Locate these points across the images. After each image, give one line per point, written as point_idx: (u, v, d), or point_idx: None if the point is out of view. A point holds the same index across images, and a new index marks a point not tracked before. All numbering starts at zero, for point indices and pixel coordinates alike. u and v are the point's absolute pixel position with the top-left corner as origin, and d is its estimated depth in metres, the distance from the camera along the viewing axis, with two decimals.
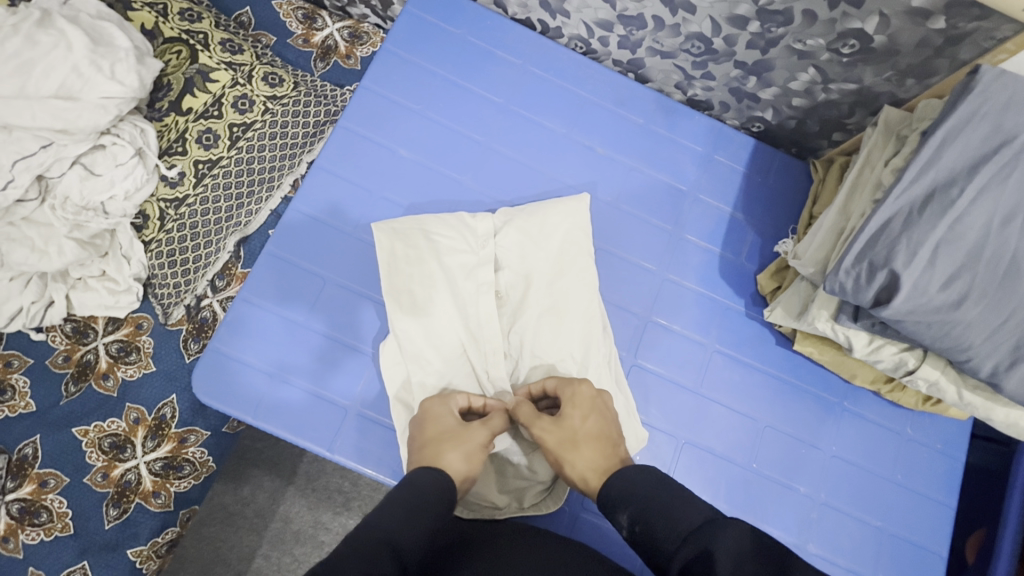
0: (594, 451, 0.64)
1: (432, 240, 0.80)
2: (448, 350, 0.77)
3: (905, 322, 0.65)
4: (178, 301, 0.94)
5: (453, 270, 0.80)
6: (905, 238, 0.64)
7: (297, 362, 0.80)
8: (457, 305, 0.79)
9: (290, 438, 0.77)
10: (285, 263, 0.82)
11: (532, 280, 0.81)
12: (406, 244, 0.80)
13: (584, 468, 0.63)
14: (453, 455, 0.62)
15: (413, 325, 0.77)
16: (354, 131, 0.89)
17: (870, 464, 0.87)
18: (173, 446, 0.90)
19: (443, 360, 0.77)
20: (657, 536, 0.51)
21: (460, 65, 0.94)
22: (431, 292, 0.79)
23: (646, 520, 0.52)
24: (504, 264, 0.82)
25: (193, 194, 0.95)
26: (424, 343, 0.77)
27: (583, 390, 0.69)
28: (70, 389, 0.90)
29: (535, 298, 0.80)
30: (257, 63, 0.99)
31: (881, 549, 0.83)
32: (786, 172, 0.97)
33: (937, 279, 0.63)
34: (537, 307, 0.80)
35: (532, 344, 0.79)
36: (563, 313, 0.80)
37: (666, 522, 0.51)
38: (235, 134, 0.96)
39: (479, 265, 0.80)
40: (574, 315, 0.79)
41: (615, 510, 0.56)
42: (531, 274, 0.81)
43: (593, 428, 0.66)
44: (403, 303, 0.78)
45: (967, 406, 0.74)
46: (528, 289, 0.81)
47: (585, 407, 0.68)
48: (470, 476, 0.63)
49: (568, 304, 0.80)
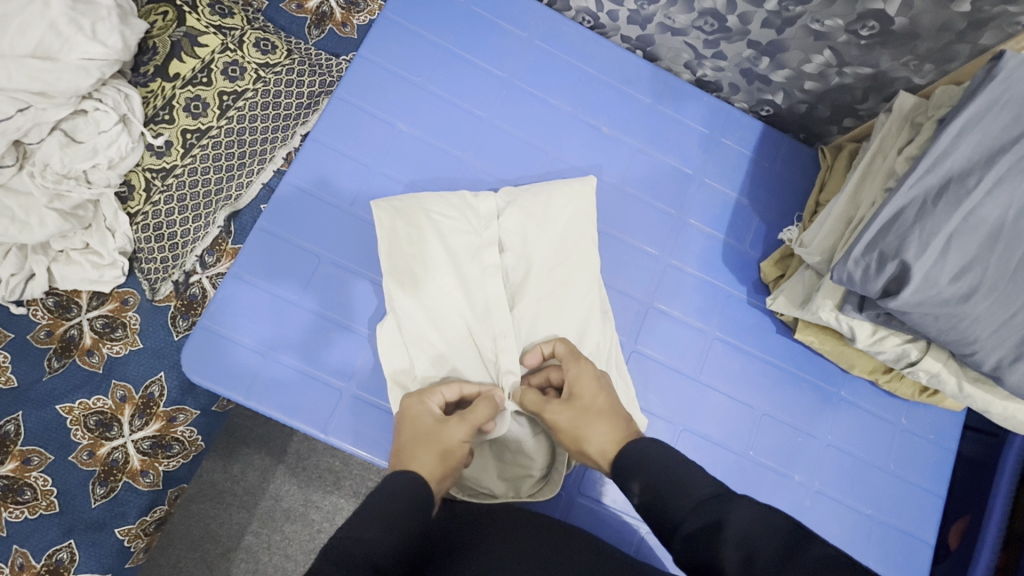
0: (607, 426, 0.63)
1: (434, 219, 0.78)
2: (447, 333, 0.75)
3: (912, 313, 0.64)
4: (165, 277, 0.91)
5: (456, 251, 0.77)
6: (917, 228, 0.62)
7: (288, 339, 0.77)
8: (460, 288, 0.76)
9: (282, 419, 0.75)
10: (278, 239, 0.80)
11: (533, 262, 0.78)
12: (406, 223, 0.77)
13: (600, 443, 0.62)
14: (425, 457, 0.61)
15: (413, 304, 0.75)
16: (350, 103, 0.85)
17: (865, 454, 0.87)
18: (161, 424, 0.88)
19: (446, 339, 0.75)
20: (668, 506, 0.50)
21: (462, 36, 0.90)
22: (432, 274, 0.76)
23: (657, 489, 0.52)
24: (508, 246, 0.79)
25: (181, 165, 0.90)
26: (424, 324, 0.75)
27: (586, 368, 0.68)
28: (53, 364, 0.87)
29: (534, 281, 0.78)
30: (248, 28, 0.94)
31: (871, 537, 0.84)
32: (793, 159, 0.95)
33: (949, 270, 0.62)
34: (538, 291, 0.77)
35: (530, 327, 0.77)
36: (564, 296, 0.78)
37: (676, 492, 0.51)
38: (226, 103, 0.91)
39: (483, 246, 0.78)
40: (574, 300, 0.78)
41: (628, 477, 0.56)
42: (533, 256, 0.78)
43: (604, 405, 0.65)
44: (403, 278, 0.75)
45: (966, 398, 0.73)
46: (530, 272, 0.78)
47: (592, 385, 0.66)
48: (451, 467, 0.62)
49: (569, 288, 0.78)
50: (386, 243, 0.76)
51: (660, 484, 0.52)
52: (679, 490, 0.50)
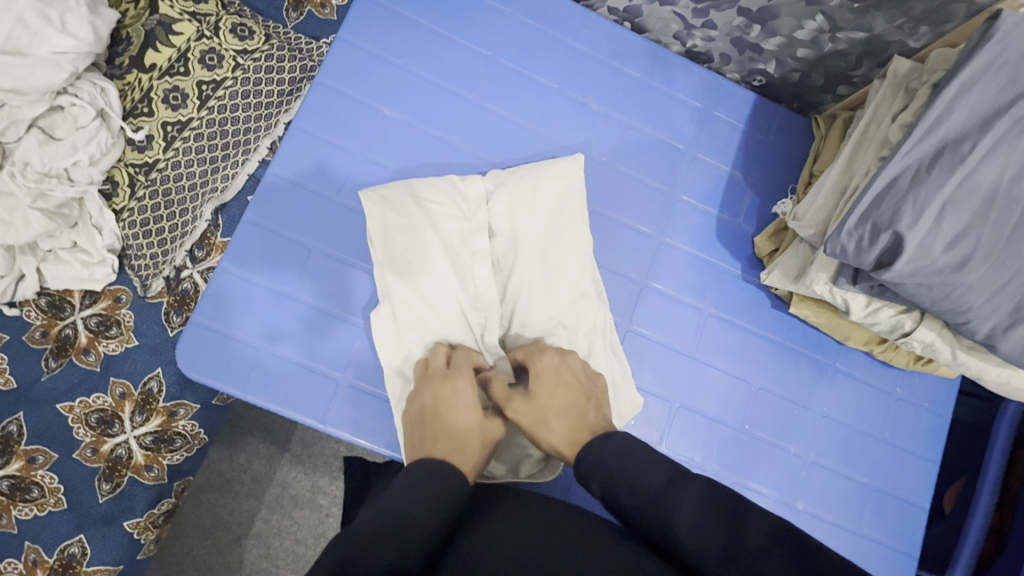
0: (562, 422, 0.64)
1: (424, 205, 0.77)
2: (443, 319, 0.75)
3: (906, 284, 0.64)
4: (156, 274, 0.90)
5: (448, 238, 0.77)
6: (911, 197, 0.62)
7: (283, 331, 0.77)
8: (452, 274, 0.76)
9: (281, 411, 0.76)
10: (265, 231, 0.79)
11: (522, 244, 0.78)
12: (397, 211, 0.76)
13: (556, 439, 0.63)
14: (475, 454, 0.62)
15: (407, 292, 0.74)
16: (332, 89, 0.83)
17: (861, 424, 0.88)
18: (163, 420, 0.88)
19: (441, 324, 0.75)
20: (620, 499, 0.54)
21: (443, 15, 0.87)
22: (425, 261, 0.75)
23: (613, 488, 0.55)
24: (498, 230, 0.79)
25: (163, 159, 0.88)
26: (419, 310, 0.74)
27: (544, 364, 0.70)
28: (51, 364, 0.87)
29: (527, 264, 0.77)
30: (224, 13, 0.90)
31: (868, 505, 0.86)
32: (787, 129, 0.93)
33: (943, 240, 0.61)
34: (531, 275, 0.77)
35: (524, 310, 0.76)
36: (558, 279, 0.77)
37: (627, 487, 0.53)
38: (205, 93, 0.88)
39: (473, 231, 0.77)
40: (568, 282, 0.77)
41: (587, 478, 0.58)
42: (524, 239, 0.78)
43: (561, 401, 0.66)
44: (394, 265, 0.75)
45: (960, 365, 0.73)
46: (520, 256, 0.78)
47: (551, 383, 0.67)
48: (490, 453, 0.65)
49: (563, 270, 0.77)
50: (376, 232, 0.75)
51: (614, 483, 0.55)
52: (632, 483, 0.53)
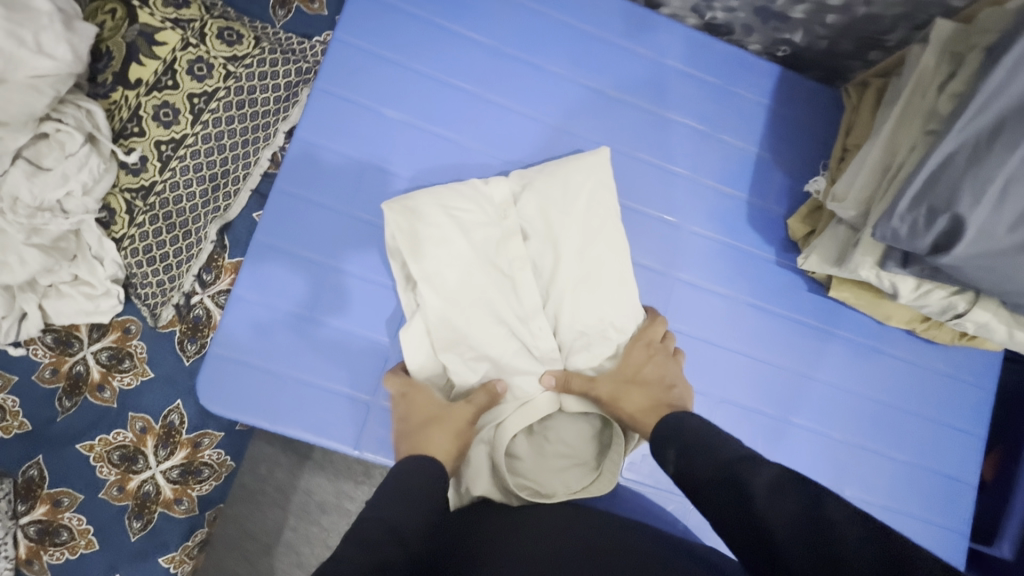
0: (642, 394, 0.67)
1: (454, 212, 0.73)
2: (484, 330, 0.71)
3: (964, 267, 0.61)
4: (165, 301, 0.86)
5: (481, 245, 0.73)
6: (971, 176, 0.58)
7: (308, 357, 0.73)
8: (486, 283, 0.72)
9: (313, 439, 0.73)
10: (278, 253, 0.74)
11: (559, 245, 0.73)
12: (424, 222, 0.72)
13: (634, 409, 0.67)
14: (439, 439, 0.62)
15: (443, 305, 0.71)
16: (333, 94, 0.77)
17: (904, 403, 0.86)
18: (188, 451, 0.86)
19: (481, 338, 0.71)
20: (694, 467, 0.53)
21: (444, 3, 0.81)
22: (459, 270, 0.72)
23: (688, 456, 0.55)
24: (531, 232, 0.75)
25: (160, 181, 0.83)
26: (459, 323, 0.71)
27: (637, 342, 0.72)
28: (65, 404, 0.84)
29: (565, 268, 0.73)
30: (208, 17, 0.84)
31: (915, 485, 0.84)
32: (814, 102, 0.88)
33: (1007, 219, 0.58)
34: (570, 278, 0.73)
35: (568, 316, 0.72)
36: (599, 280, 0.73)
37: (703, 455, 0.53)
38: (197, 106, 0.82)
39: (505, 236, 0.74)
40: (610, 284, 0.73)
41: (663, 446, 0.59)
42: (560, 239, 0.73)
43: (649, 374, 0.70)
44: (431, 279, 0.71)
45: (1015, 343, 0.70)
46: (558, 258, 0.73)
47: (641, 356, 0.71)
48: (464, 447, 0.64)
49: (602, 271, 0.73)
50: (411, 248, 0.70)
51: (690, 452, 0.55)
52: (707, 452, 0.53)
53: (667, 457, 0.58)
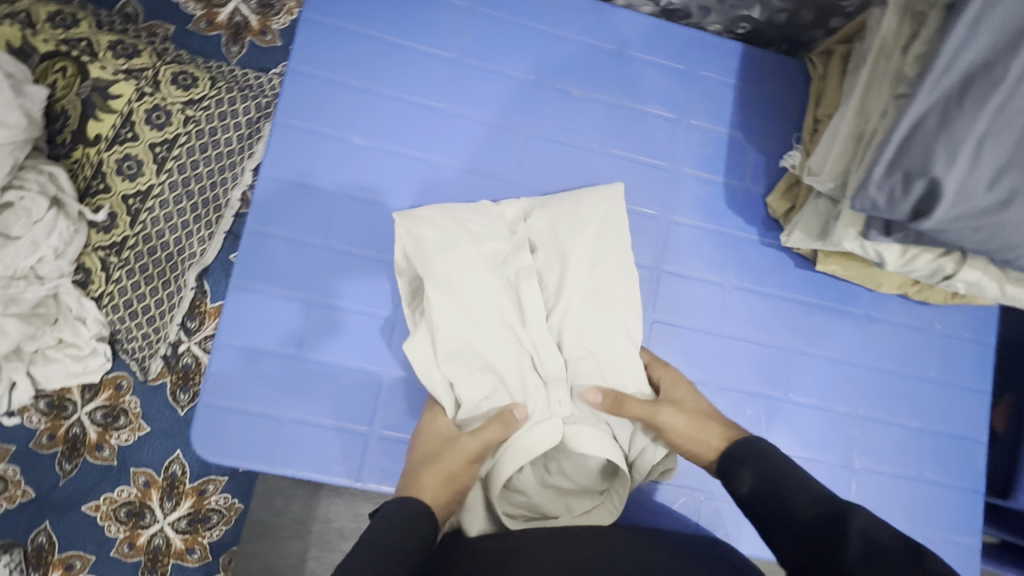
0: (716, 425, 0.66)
1: (467, 228, 0.73)
2: (491, 341, 0.70)
3: (949, 231, 0.59)
4: (152, 353, 0.86)
5: (490, 258, 0.73)
6: (943, 137, 0.56)
7: (302, 396, 0.73)
8: (498, 293, 0.72)
9: (316, 477, 0.72)
10: (257, 294, 0.74)
11: (568, 261, 0.73)
12: (433, 228, 0.71)
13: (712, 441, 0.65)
14: (429, 482, 0.61)
15: (452, 313, 0.69)
16: (295, 127, 0.76)
17: (906, 368, 0.85)
18: (194, 500, 0.86)
19: (488, 347, 0.69)
20: (782, 494, 0.55)
21: (397, 22, 0.80)
22: (468, 280, 0.71)
23: (773, 483, 0.56)
24: (539, 246, 0.75)
25: (133, 235, 0.81)
26: (467, 329, 0.69)
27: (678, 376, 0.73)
28: (65, 467, 0.84)
29: (576, 282, 0.72)
30: (161, 63, 0.81)
31: (925, 449, 0.84)
32: (780, 75, 0.87)
33: (983, 177, 0.56)
34: (580, 294, 0.72)
35: (577, 331, 0.71)
36: (611, 302, 0.72)
37: (797, 487, 0.55)
38: (161, 155, 0.80)
39: (514, 251, 0.74)
40: (622, 307, 0.72)
41: (738, 466, 0.60)
42: (569, 255, 0.73)
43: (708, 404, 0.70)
44: (438, 289, 0.69)
45: (1010, 300, 0.68)
46: (567, 273, 0.73)
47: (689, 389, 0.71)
48: (458, 490, 0.63)
49: (617, 292, 0.72)
50: (423, 262, 0.70)
51: (777, 481, 0.56)
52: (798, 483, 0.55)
53: (743, 477, 0.59)
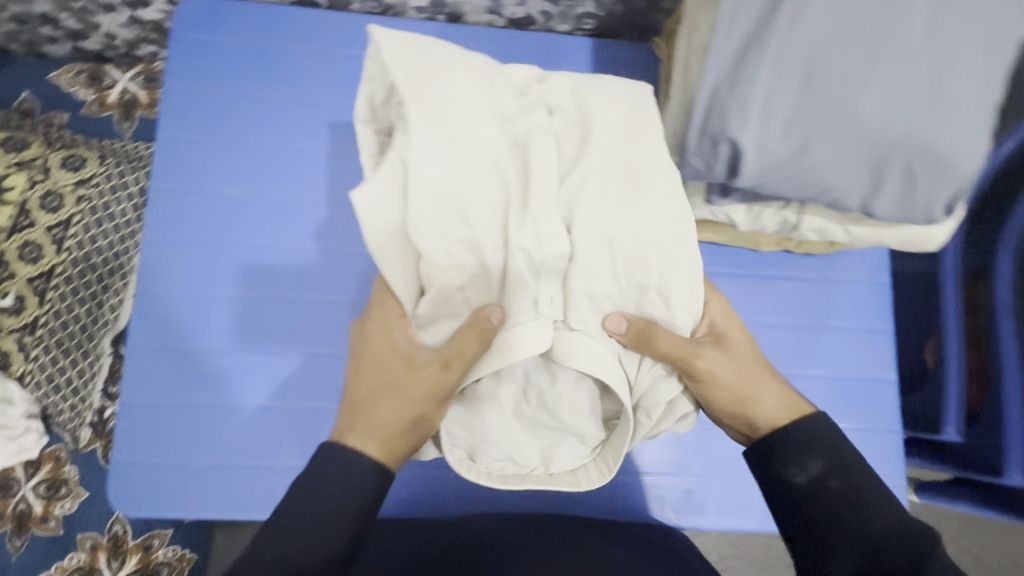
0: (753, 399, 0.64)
1: (491, 88, 0.60)
2: (466, 190, 0.56)
3: (764, 183, 0.60)
4: (81, 422, 0.91)
5: (490, 100, 0.60)
6: (733, 95, 0.58)
7: (212, 441, 0.76)
8: (488, 133, 0.58)
9: (233, 517, 0.75)
10: (159, 349, 0.78)
11: (595, 133, 0.61)
12: (415, 57, 0.59)
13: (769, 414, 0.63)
14: (382, 418, 0.58)
15: (429, 154, 0.55)
16: (175, 188, 0.81)
17: (804, 319, 0.86)
18: (140, 556, 0.89)
19: (455, 183, 0.56)
20: (865, 498, 0.55)
21: (258, 75, 0.85)
22: (456, 124, 0.57)
23: (845, 477, 0.56)
24: (556, 109, 0.64)
25: (42, 313, 0.86)
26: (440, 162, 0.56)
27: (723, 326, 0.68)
28: (14, 544, 0.87)
29: (601, 156, 0.60)
30: (49, 151, 0.90)
31: (834, 396, 0.84)
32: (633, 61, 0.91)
33: (779, 126, 0.58)
34: (604, 170, 0.60)
35: (588, 204, 0.59)
36: (643, 179, 0.60)
37: (875, 505, 0.55)
38: (60, 236, 0.88)
39: (521, 111, 0.61)
40: (652, 187, 0.60)
41: (800, 455, 0.58)
42: (591, 121, 0.62)
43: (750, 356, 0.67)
44: (419, 106, 0.56)
45: (858, 240, 0.71)
46: (586, 149, 0.61)
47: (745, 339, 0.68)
48: (418, 431, 0.59)
49: (644, 180, 0.60)
50: (416, 103, 0.56)
51: (856, 484, 0.56)
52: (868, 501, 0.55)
53: (810, 466, 0.58)
